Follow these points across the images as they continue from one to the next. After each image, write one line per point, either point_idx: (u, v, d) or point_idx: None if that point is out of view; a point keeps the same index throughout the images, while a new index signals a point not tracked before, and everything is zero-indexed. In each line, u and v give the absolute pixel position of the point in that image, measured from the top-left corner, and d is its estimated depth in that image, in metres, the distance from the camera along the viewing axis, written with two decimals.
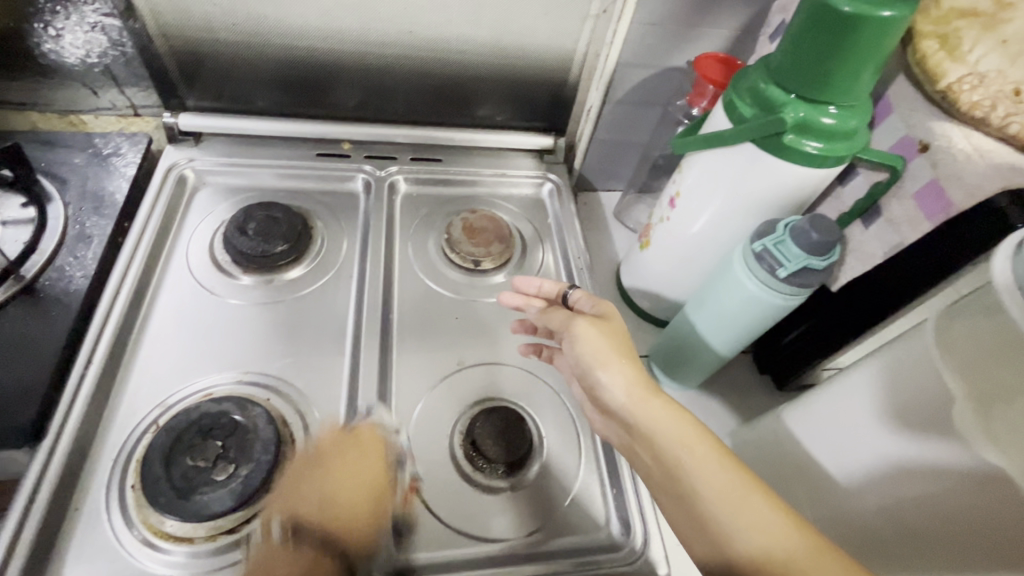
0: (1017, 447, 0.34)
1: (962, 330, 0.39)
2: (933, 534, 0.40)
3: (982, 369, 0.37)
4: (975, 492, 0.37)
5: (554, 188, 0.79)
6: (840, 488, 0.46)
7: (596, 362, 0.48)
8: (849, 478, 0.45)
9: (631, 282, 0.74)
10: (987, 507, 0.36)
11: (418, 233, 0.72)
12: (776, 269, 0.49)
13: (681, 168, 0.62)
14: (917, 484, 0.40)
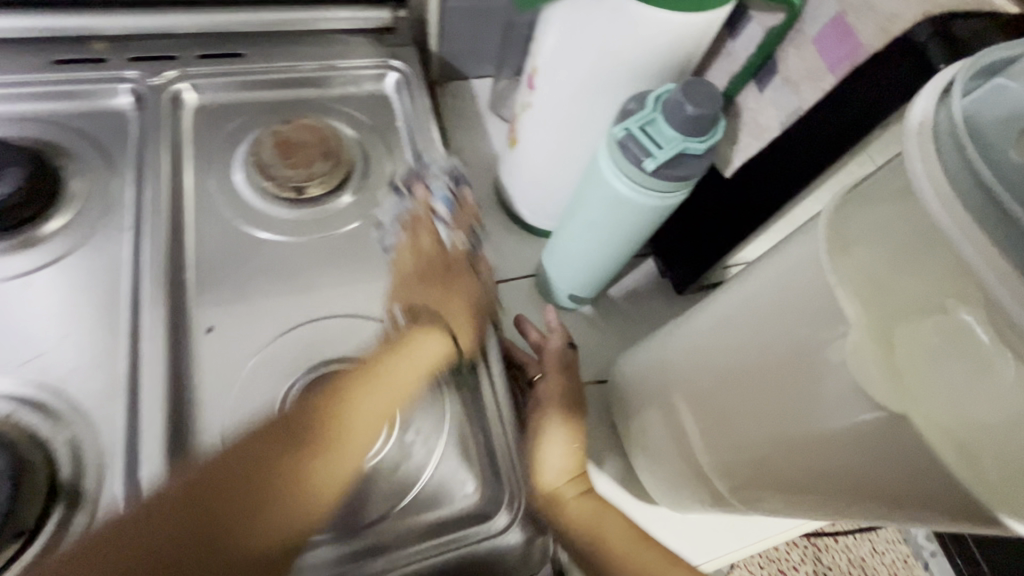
0: (919, 381, 0.29)
1: (860, 230, 0.31)
2: (819, 468, 0.32)
3: (885, 280, 0.31)
4: (861, 415, 0.29)
5: (400, 79, 0.62)
6: (727, 416, 0.38)
7: (543, 467, 0.46)
8: (732, 404, 0.38)
9: (508, 190, 0.61)
10: (877, 436, 0.28)
11: (220, 158, 0.55)
12: (643, 161, 0.37)
13: (536, 34, 0.47)
14: (808, 407, 0.32)
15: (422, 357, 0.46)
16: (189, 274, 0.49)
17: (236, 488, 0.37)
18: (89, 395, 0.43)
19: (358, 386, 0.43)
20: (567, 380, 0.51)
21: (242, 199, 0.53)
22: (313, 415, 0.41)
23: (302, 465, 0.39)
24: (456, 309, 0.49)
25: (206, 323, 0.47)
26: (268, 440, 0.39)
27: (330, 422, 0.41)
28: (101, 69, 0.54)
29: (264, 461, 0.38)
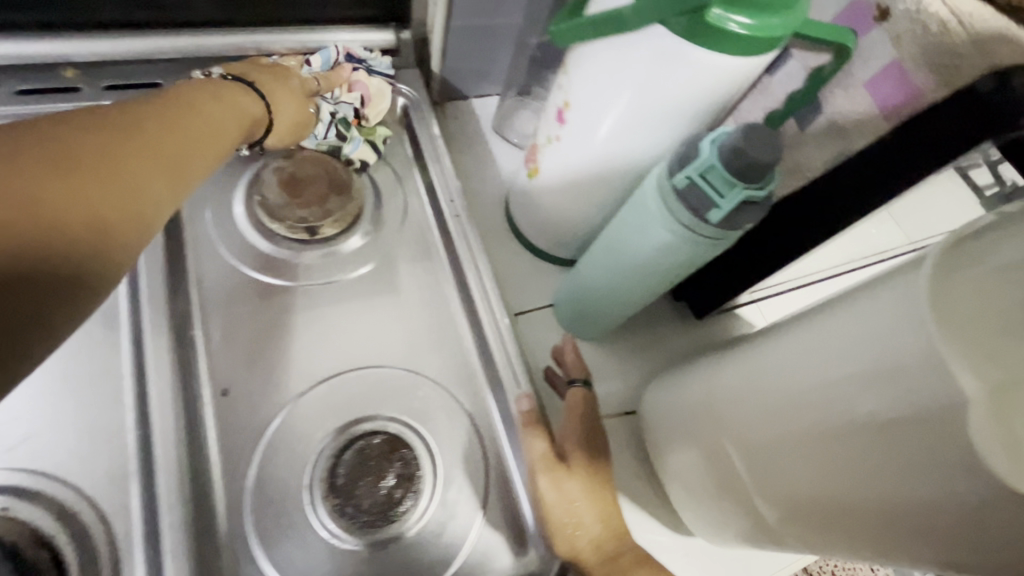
0: None
1: (971, 288, 0.26)
2: (881, 534, 0.30)
3: (998, 343, 0.25)
4: (935, 495, 0.26)
5: (407, 105, 0.59)
6: (779, 463, 0.37)
7: (560, 520, 0.41)
8: (786, 452, 0.36)
9: (524, 217, 0.59)
10: (955, 522, 0.26)
11: (218, 195, 0.49)
12: (707, 211, 0.36)
13: (566, 67, 0.45)
14: (865, 472, 0.30)
15: (218, 114, 0.40)
16: (198, 328, 0.44)
17: (50, 161, 0.30)
18: (95, 474, 0.38)
19: (167, 122, 0.36)
20: (571, 423, 0.44)
21: (248, 242, 0.48)
22: (139, 135, 0.34)
23: (109, 156, 0.32)
24: (285, 103, 0.47)
25: (222, 384, 0.43)
26: (91, 122, 0.33)
27: (137, 141, 0.34)
28: (79, 101, 0.49)
29: (72, 149, 0.31)
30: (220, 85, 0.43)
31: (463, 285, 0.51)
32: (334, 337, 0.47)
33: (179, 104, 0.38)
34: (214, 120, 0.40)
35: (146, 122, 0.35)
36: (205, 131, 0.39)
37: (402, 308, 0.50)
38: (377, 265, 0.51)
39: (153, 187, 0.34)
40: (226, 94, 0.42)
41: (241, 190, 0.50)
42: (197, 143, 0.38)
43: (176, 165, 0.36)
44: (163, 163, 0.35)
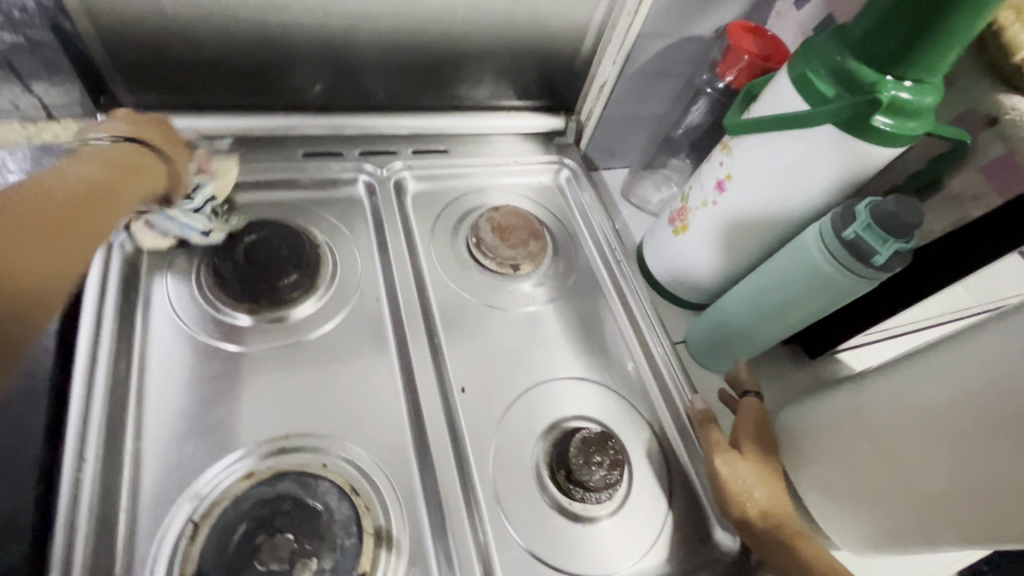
0: None
1: None
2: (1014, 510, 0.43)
3: None
4: None
5: (571, 175, 0.73)
6: (916, 463, 0.49)
7: (736, 495, 0.49)
8: (926, 454, 0.48)
9: (660, 266, 0.70)
10: None
11: (439, 239, 0.63)
12: (871, 257, 0.48)
13: (727, 149, 0.58)
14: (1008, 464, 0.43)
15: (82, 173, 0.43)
16: (437, 339, 0.56)
17: None
18: (379, 446, 0.49)
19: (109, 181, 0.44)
20: (741, 420, 0.54)
21: (464, 274, 0.61)
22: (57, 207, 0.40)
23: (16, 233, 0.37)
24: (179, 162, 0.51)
25: (458, 384, 0.54)
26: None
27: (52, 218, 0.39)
28: (340, 163, 0.64)
29: None
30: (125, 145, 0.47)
31: (631, 319, 0.62)
32: (533, 354, 0.58)
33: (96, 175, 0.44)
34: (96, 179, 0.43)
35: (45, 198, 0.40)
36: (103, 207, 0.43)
37: (582, 334, 0.61)
38: (559, 298, 0.62)
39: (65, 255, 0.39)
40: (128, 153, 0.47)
41: (460, 234, 0.63)
42: (98, 217, 0.43)
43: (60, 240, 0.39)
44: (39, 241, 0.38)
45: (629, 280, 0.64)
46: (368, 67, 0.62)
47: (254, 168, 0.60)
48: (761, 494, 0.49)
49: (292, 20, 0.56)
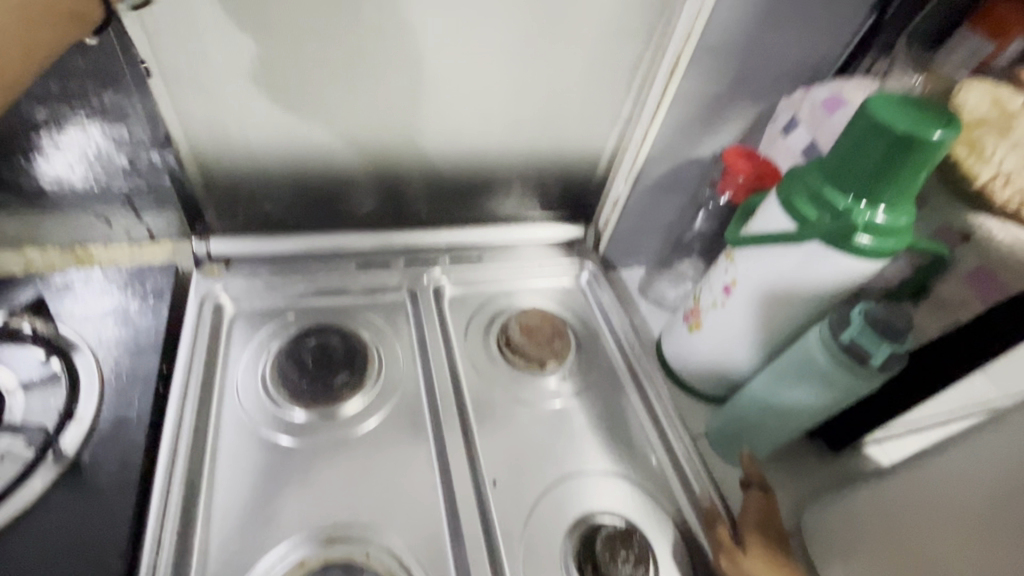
0: None
1: None
2: None
3: None
4: None
5: (591, 277, 0.80)
6: (942, 560, 0.50)
7: None
8: (951, 550, 0.49)
9: (679, 361, 0.75)
10: None
11: (474, 338, 0.70)
12: (868, 359, 0.52)
13: (731, 258, 0.65)
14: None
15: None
16: (470, 433, 0.61)
17: None
18: (416, 537, 0.53)
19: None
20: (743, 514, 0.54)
21: (496, 371, 0.67)
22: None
23: None
24: None
25: (490, 477, 0.58)
26: None
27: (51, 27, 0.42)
28: (388, 273, 0.73)
29: None
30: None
31: (652, 413, 0.66)
32: (559, 447, 0.62)
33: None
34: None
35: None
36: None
37: (606, 427, 0.65)
38: (583, 393, 0.67)
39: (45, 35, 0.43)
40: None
41: (491, 334, 0.71)
42: None
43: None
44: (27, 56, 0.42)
45: (649, 375, 0.69)
46: (412, 192, 0.73)
47: (315, 279, 0.70)
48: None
49: (352, 159, 0.67)
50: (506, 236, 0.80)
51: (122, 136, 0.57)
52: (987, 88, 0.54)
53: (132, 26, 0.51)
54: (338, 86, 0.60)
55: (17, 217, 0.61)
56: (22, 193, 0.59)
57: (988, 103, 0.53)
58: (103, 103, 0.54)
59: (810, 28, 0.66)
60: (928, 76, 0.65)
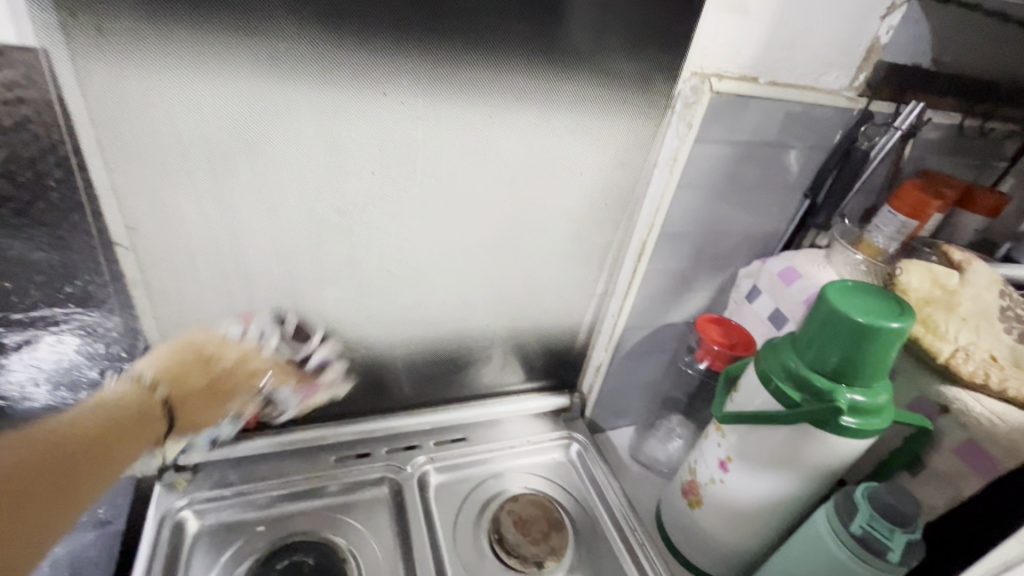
0: None
1: None
2: None
3: None
4: None
5: (581, 448, 0.77)
6: None
7: None
8: None
9: (684, 538, 0.71)
10: None
11: (464, 535, 0.64)
12: (886, 554, 0.49)
13: (721, 431, 0.65)
14: None
15: (218, 412, 0.57)
16: None
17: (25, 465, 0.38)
18: None
19: (77, 435, 0.43)
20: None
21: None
22: (93, 426, 0.45)
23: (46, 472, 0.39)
24: (199, 413, 0.55)
25: None
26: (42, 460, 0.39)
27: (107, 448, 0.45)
28: (369, 463, 0.69)
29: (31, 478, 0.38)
30: (133, 393, 0.49)
31: None
32: None
33: (84, 414, 0.45)
34: (113, 401, 0.48)
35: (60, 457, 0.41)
36: (138, 399, 0.49)
37: None
38: None
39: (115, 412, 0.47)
40: (139, 410, 0.49)
41: (481, 528, 0.65)
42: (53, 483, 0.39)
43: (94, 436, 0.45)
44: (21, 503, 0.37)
45: (654, 561, 0.63)
46: (395, 376, 0.72)
47: (290, 479, 0.65)
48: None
49: (336, 351, 0.67)
50: (490, 412, 0.78)
51: (97, 351, 0.56)
52: (923, 267, 0.59)
53: (127, 258, 0.51)
54: (328, 296, 0.61)
55: None
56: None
57: (928, 281, 0.59)
58: (83, 325, 0.54)
59: (754, 210, 0.74)
60: (863, 250, 0.72)
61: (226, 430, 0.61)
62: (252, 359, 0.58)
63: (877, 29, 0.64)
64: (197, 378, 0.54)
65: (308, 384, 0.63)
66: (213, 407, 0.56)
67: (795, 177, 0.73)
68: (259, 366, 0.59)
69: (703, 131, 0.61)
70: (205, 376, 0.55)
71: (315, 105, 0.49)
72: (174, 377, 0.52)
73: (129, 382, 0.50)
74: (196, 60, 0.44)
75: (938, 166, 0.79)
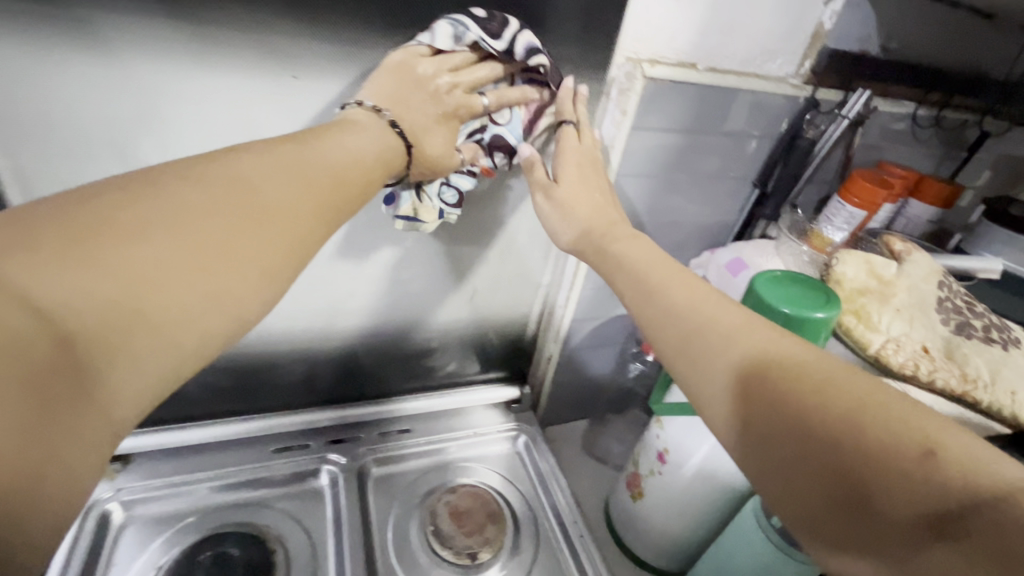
0: None
1: None
2: None
3: None
4: None
5: (528, 440, 0.77)
6: None
7: None
8: None
9: (628, 529, 0.71)
10: None
11: (399, 528, 0.64)
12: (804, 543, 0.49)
13: (660, 423, 0.64)
14: None
15: (436, 145, 0.50)
16: None
17: (263, 190, 0.36)
18: None
19: (297, 154, 0.40)
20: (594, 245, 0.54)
21: (421, 568, 0.61)
22: (314, 179, 0.39)
23: (300, 191, 0.38)
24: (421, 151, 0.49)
25: None
26: (211, 182, 0.35)
27: (347, 167, 0.42)
28: (307, 455, 0.68)
29: (282, 191, 0.37)
30: (373, 136, 0.46)
31: None
32: None
33: (328, 149, 0.42)
34: (354, 160, 0.43)
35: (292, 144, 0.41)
36: (350, 193, 0.42)
37: None
38: None
39: (302, 227, 0.38)
40: (371, 165, 0.44)
41: (417, 520, 0.65)
42: (304, 210, 0.38)
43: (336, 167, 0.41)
44: (222, 250, 0.34)
45: (590, 550, 0.63)
46: (339, 366, 0.72)
47: (224, 472, 0.64)
48: (712, 322, 0.39)
49: (270, 338, 0.66)
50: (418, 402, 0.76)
51: None
52: (861, 257, 0.58)
53: None
54: None
55: None
56: None
57: (864, 271, 0.57)
58: None
59: (702, 200, 0.73)
60: (813, 241, 0.72)
61: (448, 200, 0.56)
62: (446, 97, 0.49)
63: (819, 14, 0.62)
64: (420, 98, 0.48)
65: (535, 95, 0.54)
66: (442, 131, 0.50)
67: (743, 166, 0.72)
68: (478, 76, 0.51)
69: (639, 117, 0.60)
70: (428, 94, 0.48)
71: (236, 96, 0.49)
72: (399, 105, 0.48)
73: (372, 113, 0.47)
74: (90, 42, 0.43)
75: (893, 155, 0.78)
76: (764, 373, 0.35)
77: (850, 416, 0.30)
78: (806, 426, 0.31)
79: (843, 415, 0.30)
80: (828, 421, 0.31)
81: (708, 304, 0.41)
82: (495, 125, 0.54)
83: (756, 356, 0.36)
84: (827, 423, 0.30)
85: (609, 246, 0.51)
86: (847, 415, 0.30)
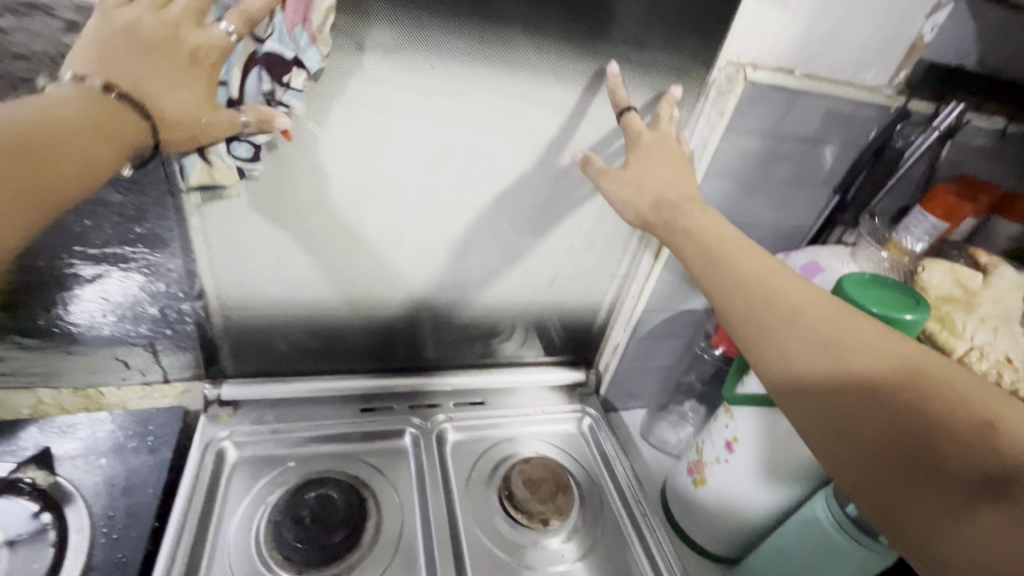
0: None
1: None
2: None
3: None
4: None
5: (593, 422, 0.80)
6: None
7: None
8: None
9: (685, 513, 0.74)
10: None
11: (476, 491, 0.69)
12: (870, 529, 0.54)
13: (731, 414, 0.66)
14: None
15: (186, 104, 0.42)
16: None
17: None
18: None
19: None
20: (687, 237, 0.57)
21: (498, 528, 0.66)
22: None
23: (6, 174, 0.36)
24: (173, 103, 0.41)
25: None
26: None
27: (56, 145, 0.38)
28: (392, 416, 0.73)
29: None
30: (73, 96, 0.39)
31: None
32: None
33: (66, 120, 0.38)
34: (95, 129, 0.39)
35: (48, 123, 0.38)
36: (60, 172, 0.38)
37: None
38: (586, 555, 0.66)
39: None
40: (97, 120, 0.39)
41: (493, 486, 0.70)
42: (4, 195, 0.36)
43: (61, 139, 0.38)
44: None
45: (654, 526, 0.67)
46: (423, 338, 0.76)
47: (319, 425, 0.70)
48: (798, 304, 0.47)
49: (367, 306, 0.71)
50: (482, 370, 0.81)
51: (157, 289, 0.61)
52: (947, 266, 0.60)
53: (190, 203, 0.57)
54: (343, 250, 0.65)
55: (37, 357, 0.63)
56: (49, 337, 0.62)
57: (949, 281, 0.59)
58: (145, 266, 0.59)
59: (782, 203, 0.75)
60: (891, 250, 0.73)
61: (243, 156, 0.52)
62: (179, 43, 0.41)
63: (921, 27, 0.64)
64: (143, 48, 0.40)
65: None
66: (185, 87, 0.42)
67: (826, 172, 0.73)
68: (201, 5, 0.42)
69: (735, 119, 0.63)
70: (143, 46, 0.40)
71: (373, 83, 0.54)
72: (115, 62, 0.40)
73: (74, 81, 0.40)
74: None
75: (979, 170, 0.78)
76: (846, 356, 0.44)
77: (924, 399, 0.41)
78: (891, 406, 0.41)
79: (920, 399, 0.41)
80: (908, 402, 0.41)
81: (789, 287, 0.48)
82: (253, 73, 0.47)
83: (838, 341, 0.45)
84: (908, 403, 0.41)
85: (679, 220, 0.53)
86: (922, 398, 0.41)
